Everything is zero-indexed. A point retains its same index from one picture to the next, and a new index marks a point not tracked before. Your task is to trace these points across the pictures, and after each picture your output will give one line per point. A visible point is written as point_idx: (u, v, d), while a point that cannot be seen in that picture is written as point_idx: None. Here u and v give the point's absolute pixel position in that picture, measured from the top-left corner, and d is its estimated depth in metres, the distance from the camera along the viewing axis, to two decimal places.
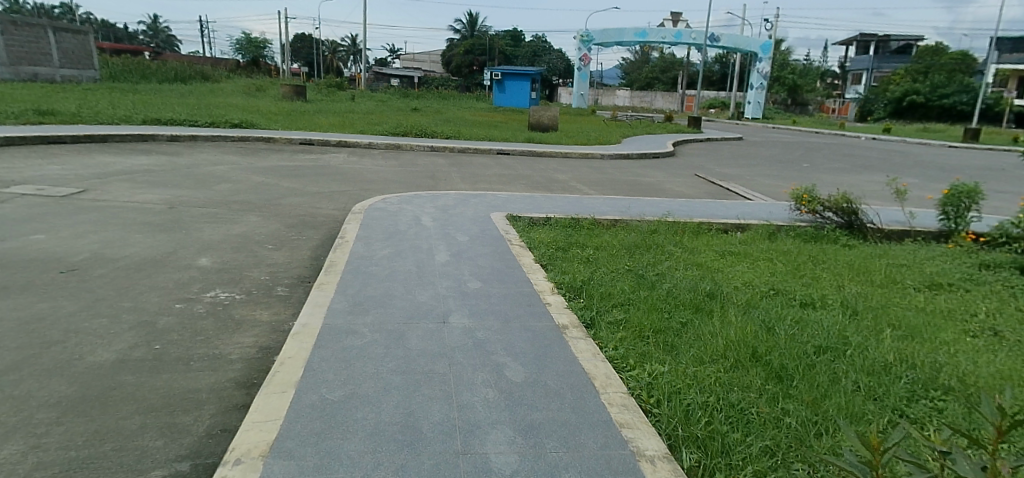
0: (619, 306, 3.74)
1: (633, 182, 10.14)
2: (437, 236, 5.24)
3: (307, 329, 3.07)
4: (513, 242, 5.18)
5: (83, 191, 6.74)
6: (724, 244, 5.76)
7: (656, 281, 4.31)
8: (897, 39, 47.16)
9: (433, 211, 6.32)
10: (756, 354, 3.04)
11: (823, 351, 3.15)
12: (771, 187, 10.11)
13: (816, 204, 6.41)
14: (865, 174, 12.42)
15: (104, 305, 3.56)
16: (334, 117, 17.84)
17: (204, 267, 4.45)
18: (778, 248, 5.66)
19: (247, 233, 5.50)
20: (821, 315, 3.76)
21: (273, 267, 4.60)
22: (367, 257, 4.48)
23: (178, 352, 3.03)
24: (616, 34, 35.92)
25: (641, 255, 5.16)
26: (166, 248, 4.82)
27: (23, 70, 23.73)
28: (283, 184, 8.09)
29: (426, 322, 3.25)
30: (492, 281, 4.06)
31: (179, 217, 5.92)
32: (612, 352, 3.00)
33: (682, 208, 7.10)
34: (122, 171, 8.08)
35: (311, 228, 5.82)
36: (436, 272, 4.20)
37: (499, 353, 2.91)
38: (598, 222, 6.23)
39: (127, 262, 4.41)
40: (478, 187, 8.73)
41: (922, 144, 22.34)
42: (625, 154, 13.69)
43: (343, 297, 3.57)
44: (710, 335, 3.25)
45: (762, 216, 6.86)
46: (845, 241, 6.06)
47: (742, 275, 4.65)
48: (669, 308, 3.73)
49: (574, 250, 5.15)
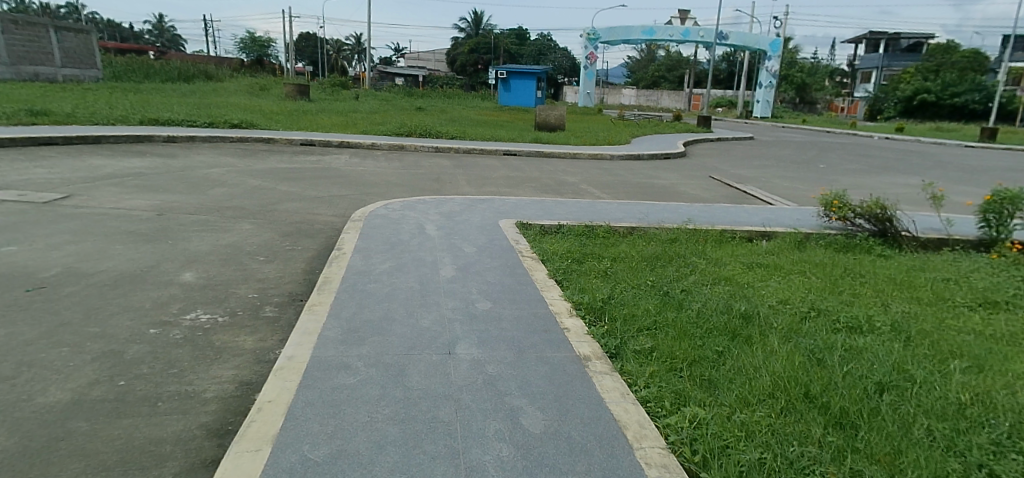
0: (645, 330, 3.35)
1: (646, 185, 9.72)
2: (442, 247, 4.84)
3: (292, 364, 2.68)
4: (524, 254, 4.79)
5: (68, 196, 6.38)
6: (750, 255, 5.36)
7: (682, 299, 3.92)
8: (908, 37, 46.61)
9: (438, 218, 5.93)
10: (810, 394, 2.62)
11: (885, 389, 2.73)
12: (790, 190, 9.72)
13: (847, 211, 6.02)
14: (887, 177, 11.94)
15: (68, 331, 3.18)
16: (335, 116, 17.50)
17: (187, 283, 4.07)
18: (810, 260, 5.26)
19: (238, 244, 5.12)
20: (872, 341, 3.35)
21: (263, 283, 4.22)
22: (365, 272, 4.09)
23: (144, 390, 2.65)
24: (624, 33, 35.46)
25: (663, 268, 4.75)
26: (148, 262, 4.45)
27: (24, 70, 23.40)
28: (281, 188, 7.72)
29: (430, 354, 2.85)
30: (503, 300, 3.66)
31: (166, 225, 5.55)
32: (642, 392, 2.59)
33: (702, 214, 6.69)
34: (113, 174, 7.73)
35: (308, 238, 5.44)
36: (441, 290, 3.80)
37: (513, 394, 2.51)
38: (614, 230, 5.84)
39: (103, 278, 4.04)
40: (485, 190, 8.34)
41: (938, 145, 21.81)
42: (636, 155, 13.27)
43: (337, 322, 3.18)
44: (753, 370, 2.85)
45: (787, 223, 6.47)
46: (879, 250, 5.66)
47: (777, 292, 4.23)
48: (701, 332, 3.34)
49: (589, 262, 4.76)
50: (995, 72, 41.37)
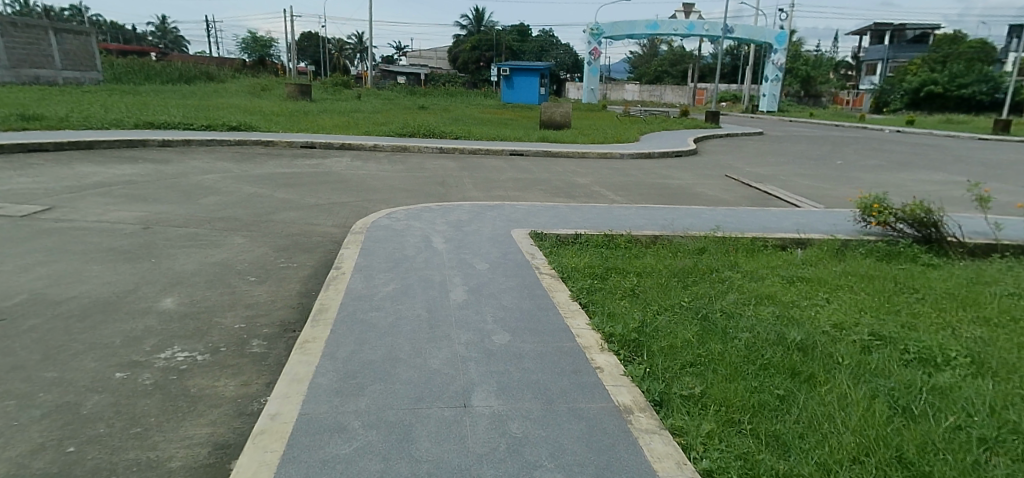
0: (688, 366, 2.90)
1: (661, 185, 9.25)
2: (452, 264, 4.38)
3: (276, 427, 2.22)
4: (541, 270, 4.33)
5: (49, 208, 5.94)
6: (788, 267, 4.91)
7: (723, 324, 3.48)
8: (913, 28, 45.95)
9: (445, 229, 5.46)
10: (904, 457, 2.16)
11: (991, 448, 2.26)
12: (812, 189, 9.24)
13: (888, 215, 5.55)
14: (910, 174, 11.40)
15: (19, 379, 2.73)
16: (337, 117, 17.03)
17: (166, 311, 3.61)
18: (854, 272, 4.80)
19: (228, 261, 4.67)
20: (952, 377, 2.89)
21: (252, 309, 3.76)
22: (366, 297, 3.63)
23: (97, 459, 2.20)
24: (627, 27, 34.94)
25: (695, 285, 4.29)
26: (125, 286, 3.99)
27: (23, 72, 23.00)
28: (278, 195, 7.27)
29: (441, 408, 2.39)
30: (523, 331, 3.21)
31: (150, 240, 5.10)
32: (702, 460, 2.12)
33: (729, 219, 6.21)
34: (102, 182, 7.29)
35: (305, 254, 4.98)
36: (451, 319, 3.35)
37: (545, 466, 2.05)
38: (635, 239, 5.38)
39: (72, 307, 3.58)
40: (494, 194, 7.88)
41: (951, 137, 21.23)
42: (648, 154, 12.79)
43: (333, 365, 2.73)
44: (827, 422, 2.39)
45: (821, 228, 6.01)
46: (926, 259, 5.19)
47: (829, 314, 3.78)
48: (752, 370, 2.89)
49: (613, 279, 4.31)
50: (1003, 62, 40.59)
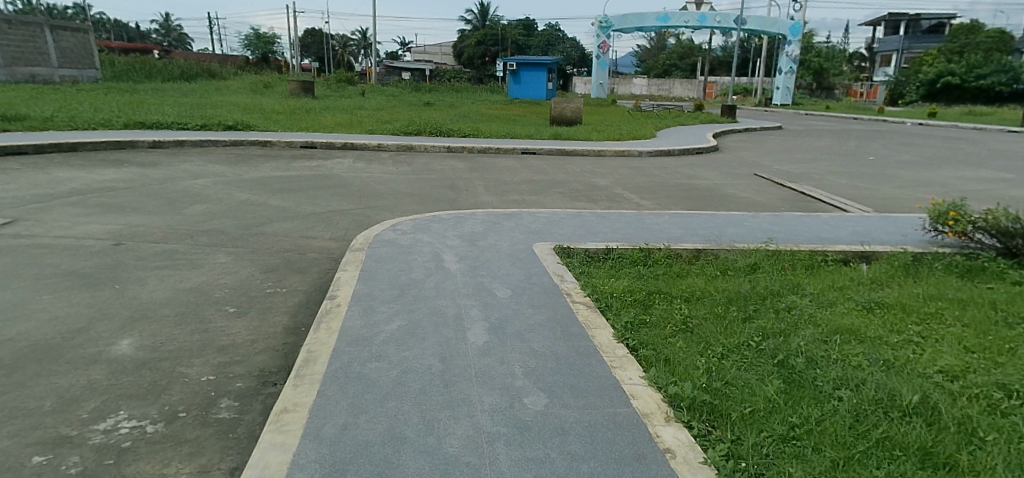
0: (783, 443, 2.21)
1: (688, 186, 8.53)
2: (467, 291, 3.68)
3: None
4: (574, 298, 3.63)
5: (12, 221, 5.31)
6: (859, 288, 4.17)
7: (810, 375, 2.78)
8: (929, 18, 44.86)
9: (458, 243, 4.78)
10: None
11: None
12: (852, 190, 8.50)
13: (965, 224, 4.87)
14: (951, 171, 10.59)
15: None
16: (340, 115, 16.39)
17: (119, 359, 2.94)
18: (941, 295, 4.06)
19: (208, 286, 4.01)
20: None
21: (227, 353, 3.08)
22: (364, 340, 2.94)
23: None
24: (637, 20, 34.11)
25: (760, 316, 3.56)
26: (76, 322, 3.32)
27: (19, 71, 22.49)
28: (272, 202, 6.61)
29: None
30: (565, 391, 2.51)
31: (120, 259, 4.44)
32: None
33: (778, 228, 5.51)
34: (78, 189, 6.66)
35: (296, 276, 4.30)
36: (470, 372, 2.65)
37: None
38: (676, 254, 4.68)
39: (2, 354, 2.92)
40: (508, 199, 7.21)
41: (980, 131, 20.15)
42: (667, 151, 12.08)
43: (316, 452, 2.05)
44: None
45: (885, 238, 5.29)
46: (1016, 275, 4.41)
47: (933, 357, 3.06)
48: (868, 450, 2.19)
49: (658, 308, 3.60)
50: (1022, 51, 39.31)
